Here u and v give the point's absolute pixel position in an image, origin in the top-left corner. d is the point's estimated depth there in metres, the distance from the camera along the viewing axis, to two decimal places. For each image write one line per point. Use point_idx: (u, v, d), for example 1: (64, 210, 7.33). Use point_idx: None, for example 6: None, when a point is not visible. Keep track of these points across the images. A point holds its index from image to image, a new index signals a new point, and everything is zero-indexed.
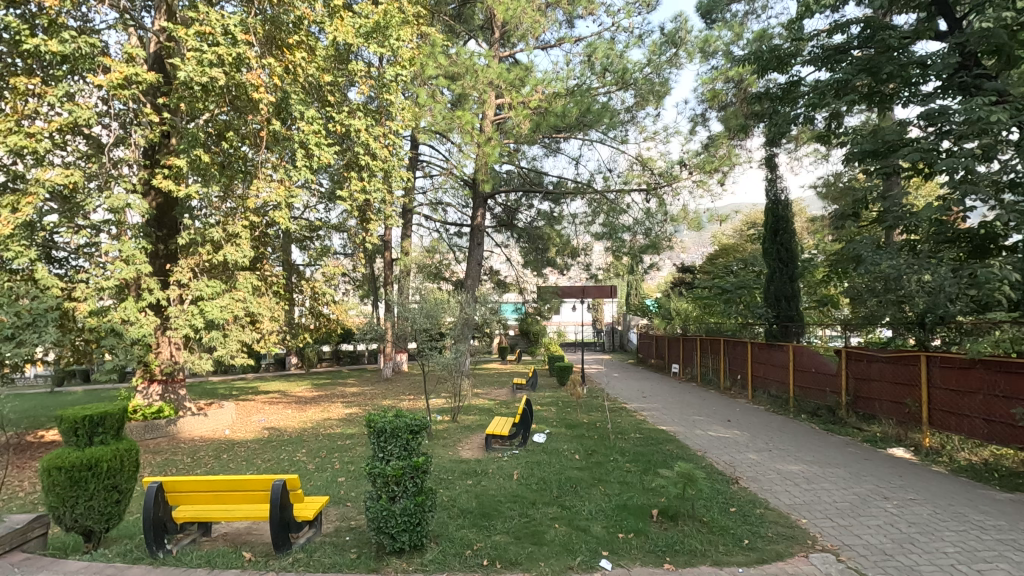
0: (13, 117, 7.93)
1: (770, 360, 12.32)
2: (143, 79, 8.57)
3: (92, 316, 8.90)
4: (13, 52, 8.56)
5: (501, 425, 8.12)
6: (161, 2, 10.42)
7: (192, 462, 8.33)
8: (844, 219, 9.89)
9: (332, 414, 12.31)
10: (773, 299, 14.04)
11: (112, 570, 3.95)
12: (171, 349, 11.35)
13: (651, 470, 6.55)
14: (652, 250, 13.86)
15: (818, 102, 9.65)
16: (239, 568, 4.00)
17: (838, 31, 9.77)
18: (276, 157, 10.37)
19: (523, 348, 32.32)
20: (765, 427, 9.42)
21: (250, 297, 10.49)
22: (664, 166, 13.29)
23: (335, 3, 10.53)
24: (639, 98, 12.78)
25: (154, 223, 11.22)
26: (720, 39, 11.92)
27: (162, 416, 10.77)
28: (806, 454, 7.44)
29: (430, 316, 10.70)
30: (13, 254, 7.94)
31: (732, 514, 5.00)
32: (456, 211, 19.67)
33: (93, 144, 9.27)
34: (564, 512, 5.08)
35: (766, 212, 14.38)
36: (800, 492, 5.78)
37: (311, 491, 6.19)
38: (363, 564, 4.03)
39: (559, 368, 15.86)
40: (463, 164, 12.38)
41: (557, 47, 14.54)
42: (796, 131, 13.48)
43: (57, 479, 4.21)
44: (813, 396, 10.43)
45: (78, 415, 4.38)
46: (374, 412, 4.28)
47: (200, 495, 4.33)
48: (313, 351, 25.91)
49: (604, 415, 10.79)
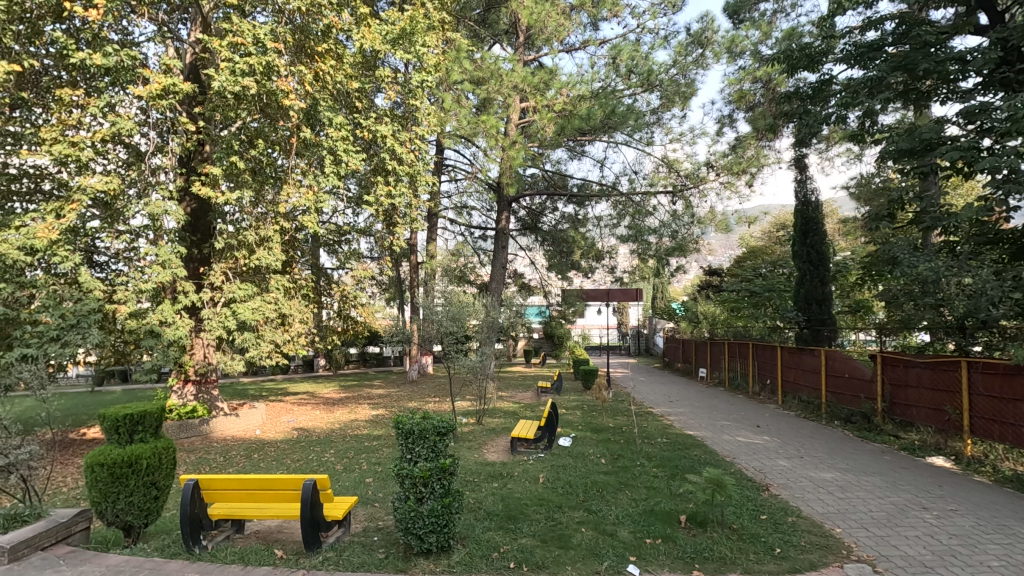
0: (59, 127, 8.27)
1: (801, 365, 12.03)
2: (180, 89, 8.85)
3: (132, 318, 9.22)
4: (59, 65, 8.95)
5: (527, 428, 8.11)
6: (197, 15, 10.75)
7: (224, 462, 8.50)
8: (878, 220, 9.39)
9: (360, 415, 12.52)
10: (804, 302, 13.72)
11: (151, 565, 4.08)
12: (204, 350, 11.63)
13: (678, 475, 6.47)
14: (678, 252, 13.67)
15: (851, 101, 9.42)
16: (271, 565, 4.09)
17: (871, 29, 9.55)
18: (305, 163, 10.60)
19: (547, 351, 32.18)
20: (796, 433, 9.20)
21: (281, 299, 10.74)
22: (690, 167, 13.22)
23: (362, 11, 10.77)
24: (665, 100, 12.59)
25: (189, 228, 11.56)
26: (747, 39, 11.80)
27: (195, 416, 11.05)
28: (840, 461, 7.25)
29: (456, 319, 10.84)
30: (59, 259, 8.28)
31: (763, 522, 4.90)
32: (481, 214, 19.76)
33: (132, 152, 9.60)
34: (590, 516, 5.06)
35: (796, 213, 14.09)
36: (833, 500, 5.63)
37: (340, 490, 6.31)
38: (391, 564, 4.08)
39: (583, 372, 15.77)
40: (488, 168, 12.53)
41: (582, 50, 14.50)
42: (826, 131, 13.20)
43: (99, 475, 4.37)
44: (846, 401, 10.15)
45: (119, 413, 4.55)
46: (402, 413, 4.33)
47: (235, 493, 4.44)
48: (340, 353, 26.31)
49: (630, 418, 10.71)
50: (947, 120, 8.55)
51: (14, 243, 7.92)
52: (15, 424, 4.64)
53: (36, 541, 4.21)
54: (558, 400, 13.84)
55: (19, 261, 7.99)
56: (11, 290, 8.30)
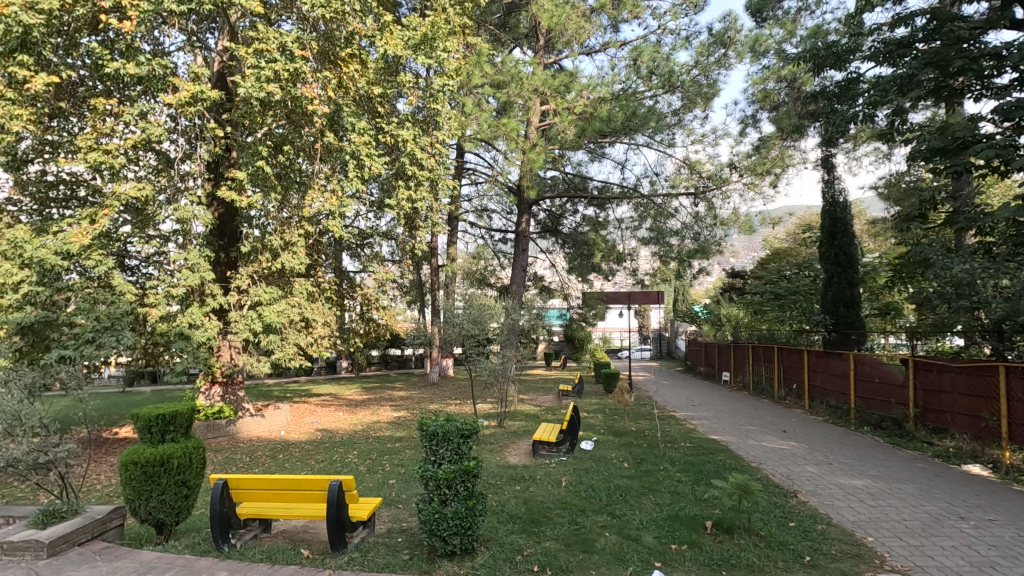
0: (94, 135, 8.52)
1: (828, 369, 11.77)
2: (207, 96, 9.03)
3: (162, 321, 9.45)
4: (94, 75, 9.24)
5: (549, 431, 8.07)
6: (224, 24, 11.02)
7: (250, 462, 8.66)
8: (909, 220, 9.16)
9: (383, 417, 12.67)
10: (831, 305, 13.43)
11: (183, 562, 4.17)
12: (230, 352, 11.82)
13: (703, 480, 6.38)
14: (701, 254, 13.53)
15: (880, 100, 9.23)
16: (298, 564, 4.15)
17: (900, 25, 9.35)
18: (329, 168, 10.73)
19: (568, 354, 32.01)
20: (824, 439, 8.99)
21: (304, 303, 10.94)
22: (713, 169, 13.11)
23: (384, 18, 10.91)
24: (687, 100, 12.46)
25: (217, 232, 11.81)
26: (771, 37, 11.67)
27: (222, 416, 11.26)
28: (871, 468, 7.07)
29: (477, 322, 10.96)
30: (93, 263, 8.53)
31: (792, 529, 4.81)
32: (501, 217, 19.80)
33: (162, 159, 9.83)
34: (614, 520, 5.02)
35: (823, 214, 13.81)
36: (865, 508, 5.49)
37: (364, 491, 6.38)
38: (416, 565, 4.11)
39: (605, 375, 15.65)
40: (509, 171, 12.53)
41: (602, 52, 14.46)
42: (854, 130, 12.93)
43: (133, 474, 4.49)
44: (876, 406, 9.91)
45: (151, 414, 4.66)
46: (426, 415, 4.35)
47: (262, 493, 4.51)
48: (362, 356, 26.59)
49: (652, 422, 10.60)
50: (982, 117, 8.30)
51: (52, 249, 8.17)
52: (53, 423, 4.79)
53: (74, 537, 4.36)
54: (580, 403, 13.82)
55: (56, 265, 8.26)
56: (49, 294, 8.59)
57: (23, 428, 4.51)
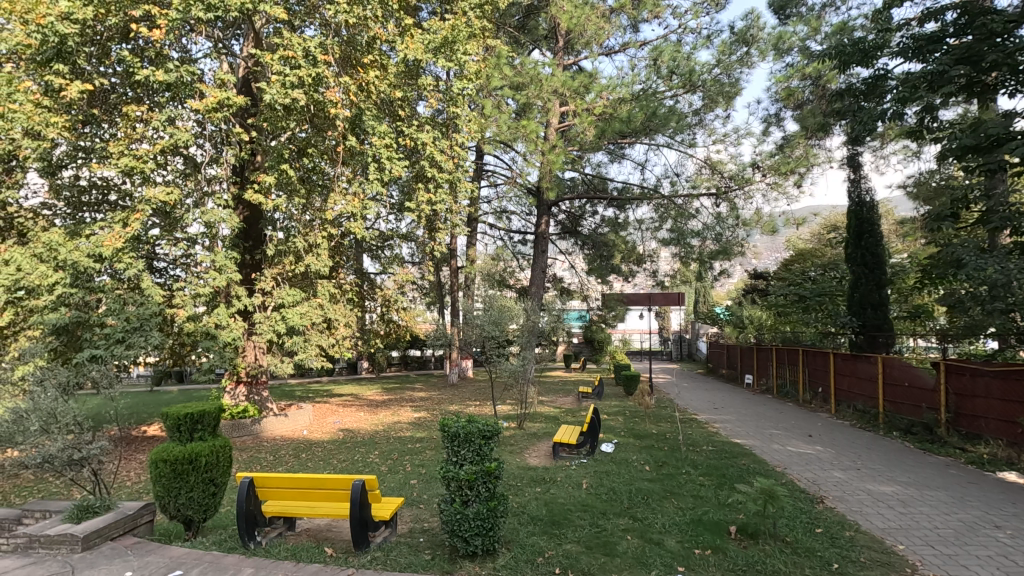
0: (125, 141, 8.76)
1: (855, 372, 11.52)
2: (234, 102, 9.20)
3: (189, 321, 9.65)
4: (126, 83, 9.50)
5: (569, 433, 8.04)
6: (249, 31, 11.26)
7: (274, 461, 8.80)
8: (940, 220, 8.91)
9: (404, 418, 12.75)
10: (858, 307, 13.14)
11: (210, 558, 4.25)
12: (256, 353, 12.01)
13: (726, 484, 6.29)
14: (723, 256, 13.33)
15: (909, 96, 9.01)
16: (321, 563, 4.20)
17: (929, 20, 9.14)
18: (350, 171, 10.85)
19: (587, 355, 31.82)
20: (851, 444, 8.80)
21: (327, 304, 11.18)
22: (735, 169, 12.91)
23: (405, 22, 10.98)
24: (708, 100, 12.30)
25: (243, 234, 12.02)
26: (795, 34, 11.54)
27: (247, 416, 11.46)
28: (901, 474, 6.89)
29: (497, 323, 11.00)
30: (124, 266, 8.76)
31: (819, 536, 4.72)
32: (520, 218, 19.79)
33: (189, 163, 10.05)
34: (636, 524, 4.99)
35: (849, 214, 13.54)
36: (895, 515, 5.35)
37: (386, 491, 6.45)
38: (438, 565, 4.13)
39: (625, 377, 15.56)
40: (528, 172, 12.49)
41: (622, 53, 14.38)
42: (882, 128, 12.66)
43: (163, 471, 4.60)
44: (906, 411, 9.67)
45: (180, 412, 4.78)
46: (447, 416, 4.37)
47: (286, 491, 4.58)
48: (382, 356, 26.78)
49: (674, 425, 10.50)
50: (1017, 113, 8.03)
51: (85, 251, 8.43)
52: (86, 421, 4.94)
53: (107, 531, 4.49)
54: (600, 405, 13.74)
55: (88, 267, 8.50)
56: (82, 295, 8.84)
57: (59, 425, 4.66)
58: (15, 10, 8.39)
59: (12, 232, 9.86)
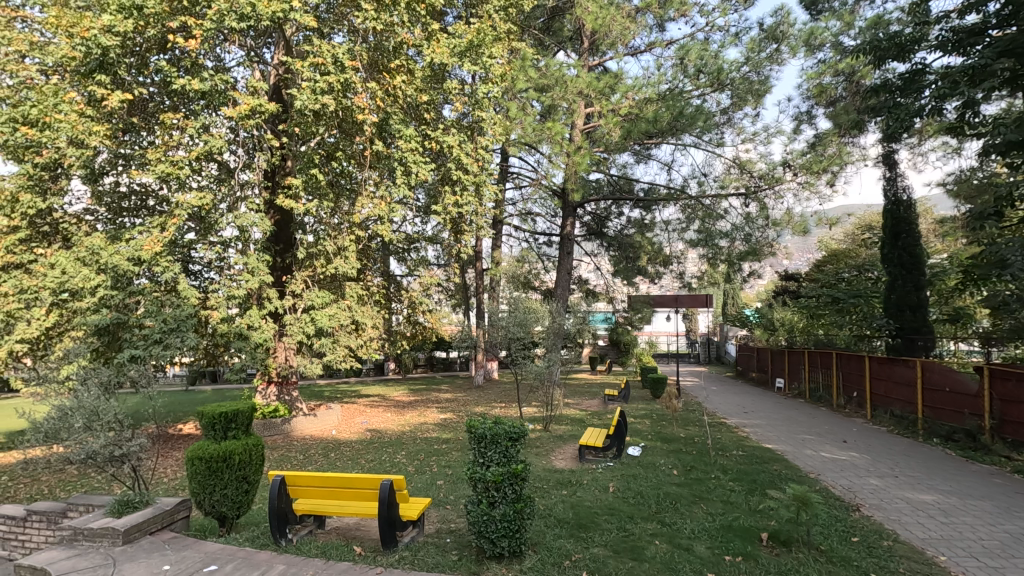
0: (163, 148, 9.06)
1: (893, 377, 11.15)
2: (265, 109, 9.43)
3: (223, 322, 9.92)
4: (163, 92, 9.83)
5: (595, 436, 7.98)
6: (280, 39, 11.55)
7: (304, 460, 8.98)
8: (983, 219, 8.58)
9: (429, 418, 12.87)
10: (895, 309, 12.73)
11: (244, 554, 4.35)
12: (286, 354, 12.26)
13: (757, 490, 6.15)
14: (752, 257, 13.09)
15: (949, 92, 8.60)
16: (351, 561, 4.26)
17: (970, 11, 8.85)
18: (378, 175, 11.01)
19: (613, 357, 31.54)
20: (889, 451, 8.51)
21: (355, 306, 11.36)
22: (765, 168, 12.64)
23: (432, 27, 11.10)
24: (737, 99, 12.09)
25: (274, 238, 12.31)
26: (827, 30, 11.27)
27: (278, 415, 11.69)
28: (942, 483, 6.64)
29: (522, 324, 11.02)
30: (162, 269, 9.06)
31: (855, 545, 4.58)
32: (545, 220, 19.77)
33: (223, 169, 10.34)
34: (664, 529, 4.92)
35: (884, 213, 13.14)
36: (936, 525, 5.16)
37: (413, 491, 6.51)
38: (465, 566, 4.15)
39: (652, 379, 15.36)
40: (554, 174, 12.46)
41: (648, 53, 14.26)
42: (919, 124, 12.23)
43: (198, 468, 4.72)
44: (947, 417, 9.32)
45: (214, 411, 4.91)
46: (474, 418, 4.38)
47: (317, 489, 4.66)
48: (408, 357, 27.01)
49: (703, 429, 10.34)
50: None
51: (125, 255, 8.75)
52: (126, 418, 5.13)
53: (146, 526, 4.64)
54: (626, 408, 13.60)
55: (128, 270, 8.82)
56: (122, 297, 9.17)
57: (102, 422, 4.84)
58: (63, 25, 8.88)
59: (57, 237, 10.29)
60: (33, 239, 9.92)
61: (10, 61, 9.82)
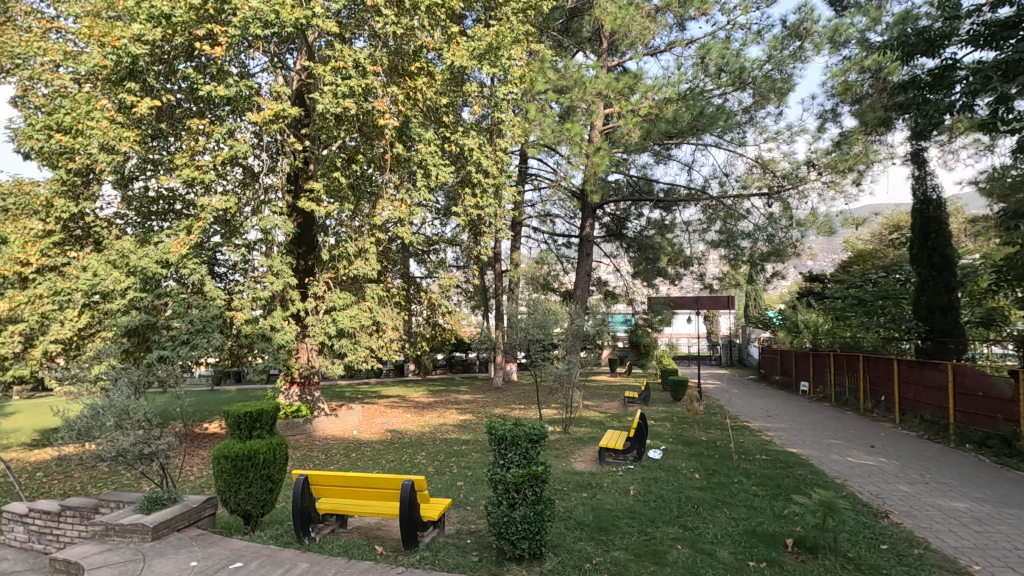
0: (189, 153, 9.26)
1: (922, 380, 10.86)
2: (288, 113, 9.58)
3: (247, 323, 10.10)
4: (190, 98, 10.06)
5: (615, 438, 7.93)
6: (303, 45, 11.75)
7: (326, 459, 9.11)
8: (1019, 217, 8.29)
9: (449, 419, 12.92)
10: (925, 311, 12.38)
11: (268, 551, 4.41)
12: (309, 354, 12.39)
13: (781, 495, 6.05)
14: (775, 258, 12.90)
15: (981, 88, 8.38)
16: (373, 560, 4.30)
17: (1003, 4, 8.58)
18: (398, 178, 11.12)
19: (633, 359, 31.25)
20: (920, 456, 8.28)
21: (375, 307, 11.48)
22: (788, 167, 12.38)
23: (451, 30, 11.19)
24: (759, 97, 11.89)
25: (297, 240, 12.50)
26: (853, 26, 11.05)
27: (300, 415, 11.84)
28: (975, 490, 6.44)
29: (542, 326, 11.00)
30: (188, 271, 9.28)
31: (884, 553, 4.46)
32: (564, 221, 19.74)
33: (248, 173, 10.54)
34: (686, 533, 4.86)
35: (913, 213, 12.84)
36: (969, 534, 5.00)
37: (433, 491, 6.54)
38: (485, 567, 4.16)
39: (673, 382, 15.19)
40: (573, 175, 12.40)
41: (668, 52, 14.13)
42: (949, 121, 11.90)
43: (224, 467, 4.81)
44: (981, 422, 9.05)
45: (240, 411, 5.01)
46: (494, 419, 4.39)
47: (339, 489, 4.72)
48: (428, 359, 27.14)
49: (725, 433, 10.17)
50: None
51: (154, 258, 8.97)
52: (155, 417, 5.26)
53: (174, 522, 4.75)
54: (647, 410, 13.47)
55: (157, 272, 9.04)
56: (150, 299, 9.40)
57: (132, 421, 4.96)
58: (95, 35, 9.17)
59: (89, 241, 10.58)
60: (66, 243, 10.21)
61: (45, 71, 10.14)
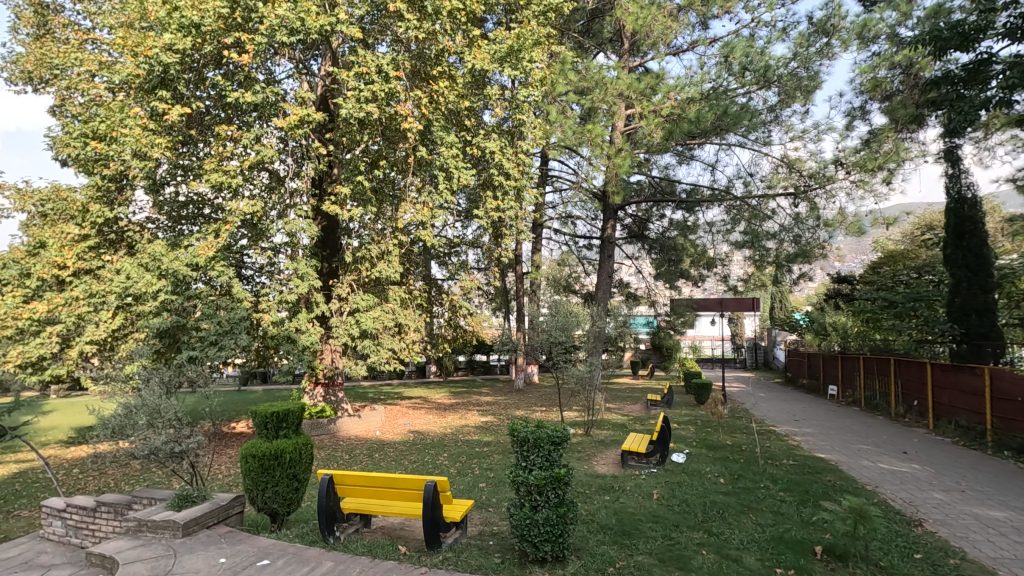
0: (218, 159, 9.47)
1: (957, 384, 10.53)
2: (313, 118, 9.72)
3: (273, 325, 10.28)
4: (218, 105, 10.31)
5: (637, 441, 7.86)
6: (327, 52, 11.95)
7: (350, 460, 9.21)
8: None
9: (470, 421, 12.94)
10: (959, 313, 12.00)
11: (294, 550, 4.49)
12: (333, 355, 12.56)
13: (810, 501, 5.92)
14: (802, 258, 12.65)
15: (1019, 82, 8.09)
16: (396, 560, 4.34)
17: None
18: (420, 181, 11.22)
19: (656, 362, 30.89)
20: (956, 464, 8.01)
21: (397, 309, 11.59)
22: (815, 166, 12.10)
23: (472, 33, 11.26)
24: (784, 96, 11.67)
25: (321, 243, 12.69)
26: (882, 21, 10.79)
27: (324, 416, 12.06)
28: (1014, 499, 6.21)
29: (564, 328, 10.95)
30: (216, 273, 9.50)
31: (917, 562, 4.34)
32: (585, 223, 19.66)
33: (274, 178, 10.75)
34: (711, 538, 4.80)
35: (946, 212, 12.49)
36: (1008, 544, 4.82)
37: (455, 493, 6.55)
38: (507, 569, 4.16)
39: (697, 385, 14.98)
40: (594, 177, 12.34)
41: (690, 52, 14.00)
42: (984, 117, 11.58)
43: (252, 465, 4.93)
44: (1020, 429, 8.73)
45: (267, 411, 5.10)
46: (517, 421, 4.40)
47: (364, 489, 4.77)
48: (450, 360, 27.22)
49: (750, 437, 10.00)
50: None
51: (184, 261, 9.19)
52: (185, 416, 5.39)
53: (203, 520, 4.85)
54: (670, 414, 13.29)
55: (186, 274, 9.27)
56: (181, 301, 9.63)
57: (163, 420, 5.10)
58: (129, 45, 9.47)
59: (122, 245, 10.89)
60: (101, 247, 10.52)
61: (82, 80, 10.50)
